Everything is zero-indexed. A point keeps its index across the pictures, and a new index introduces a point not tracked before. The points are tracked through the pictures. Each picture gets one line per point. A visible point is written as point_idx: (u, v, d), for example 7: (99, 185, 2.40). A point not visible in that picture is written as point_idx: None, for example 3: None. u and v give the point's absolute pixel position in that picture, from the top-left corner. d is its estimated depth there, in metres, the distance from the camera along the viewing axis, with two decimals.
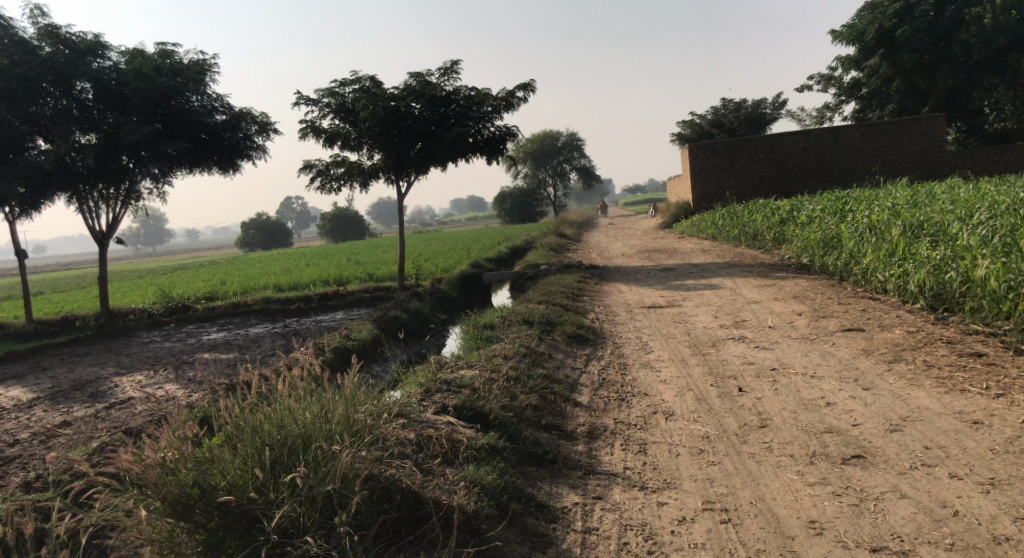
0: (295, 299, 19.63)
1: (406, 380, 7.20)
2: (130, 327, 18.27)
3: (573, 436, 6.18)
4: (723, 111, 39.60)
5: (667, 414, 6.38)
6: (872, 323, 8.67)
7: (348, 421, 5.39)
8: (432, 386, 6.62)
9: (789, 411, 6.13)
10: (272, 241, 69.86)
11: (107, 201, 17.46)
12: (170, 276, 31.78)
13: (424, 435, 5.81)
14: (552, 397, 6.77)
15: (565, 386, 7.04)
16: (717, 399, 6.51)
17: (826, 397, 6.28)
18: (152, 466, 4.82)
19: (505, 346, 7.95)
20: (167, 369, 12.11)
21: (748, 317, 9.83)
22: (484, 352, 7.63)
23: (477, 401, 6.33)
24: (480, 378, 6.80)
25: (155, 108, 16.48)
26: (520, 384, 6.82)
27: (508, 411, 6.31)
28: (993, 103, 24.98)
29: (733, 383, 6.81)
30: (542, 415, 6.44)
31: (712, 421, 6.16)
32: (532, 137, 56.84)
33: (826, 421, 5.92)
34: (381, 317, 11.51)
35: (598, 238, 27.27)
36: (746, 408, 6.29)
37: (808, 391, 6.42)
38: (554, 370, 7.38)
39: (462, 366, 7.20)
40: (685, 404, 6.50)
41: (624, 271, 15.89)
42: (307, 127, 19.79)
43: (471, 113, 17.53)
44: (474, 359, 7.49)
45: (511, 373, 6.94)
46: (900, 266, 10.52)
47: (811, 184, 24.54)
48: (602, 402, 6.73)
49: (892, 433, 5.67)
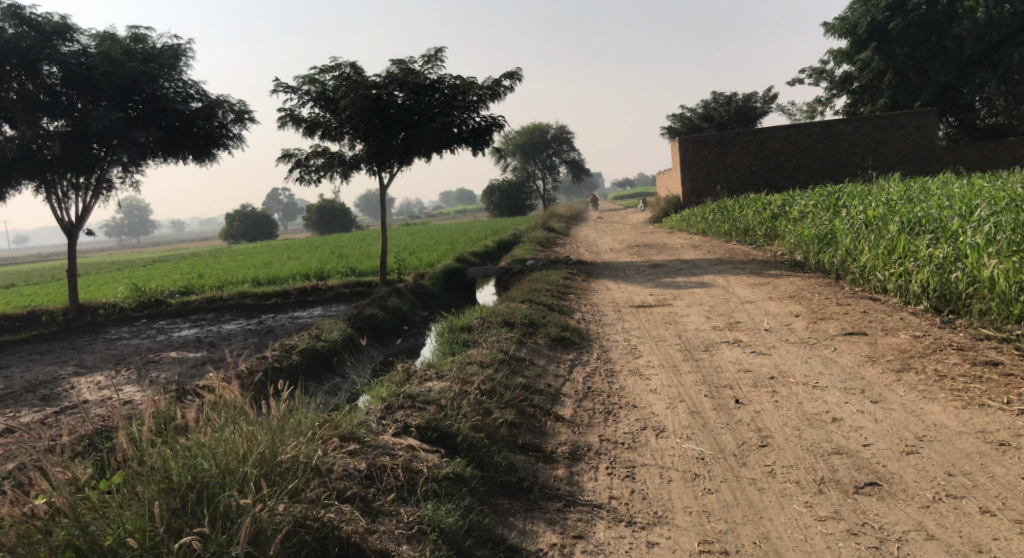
0: (272, 294, 18.96)
1: (371, 391, 6.63)
2: (100, 323, 17.61)
3: (553, 459, 5.62)
4: (713, 104, 39.08)
5: (658, 430, 5.83)
6: (874, 326, 8.15)
7: (267, 465, 4.81)
8: (394, 402, 6.02)
9: (792, 429, 5.59)
10: (258, 233, 68.93)
11: (77, 191, 16.76)
12: (146, 269, 30.96)
13: (377, 465, 5.20)
14: (529, 412, 6.20)
15: (546, 398, 6.48)
16: (712, 413, 5.96)
17: (833, 412, 5.75)
18: (16, 524, 4.33)
19: (482, 351, 7.39)
20: (130, 370, 11.48)
21: (742, 318, 9.29)
22: (459, 359, 7.05)
23: (440, 420, 5.74)
24: (449, 392, 6.19)
25: (126, 94, 15.78)
26: (491, 399, 6.24)
27: (477, 432, 5.74)
28: (984, 99, 24.56)
29: (729, 394, 6.26)
30: (518, 433, 5.89)
31: (708, 439, 5.61)
32: (521, 129, 56.18)
33: (836, 442, 5.39)
34: (354, 316, 10.90)
35: (587, 233, 26.74)
36: (743, 423, 5.75)
37: (811, 404, 5.90)
38: (535, 379, 6.82)
39: (432, 376, 6.63)
40: (677, 418, 5.96)
41: (612, 267, 15.33)
42: (286, 116, 19.16)
43: (455, 102, 16.91)
44: (447, 366, 6.92)
45: (484, 386, 6.35)
46: (901, 265, 10.02)
47: (802, 178, 24.06)
48: (584, 417, 6.16)
49: (909, 456, 5.15)
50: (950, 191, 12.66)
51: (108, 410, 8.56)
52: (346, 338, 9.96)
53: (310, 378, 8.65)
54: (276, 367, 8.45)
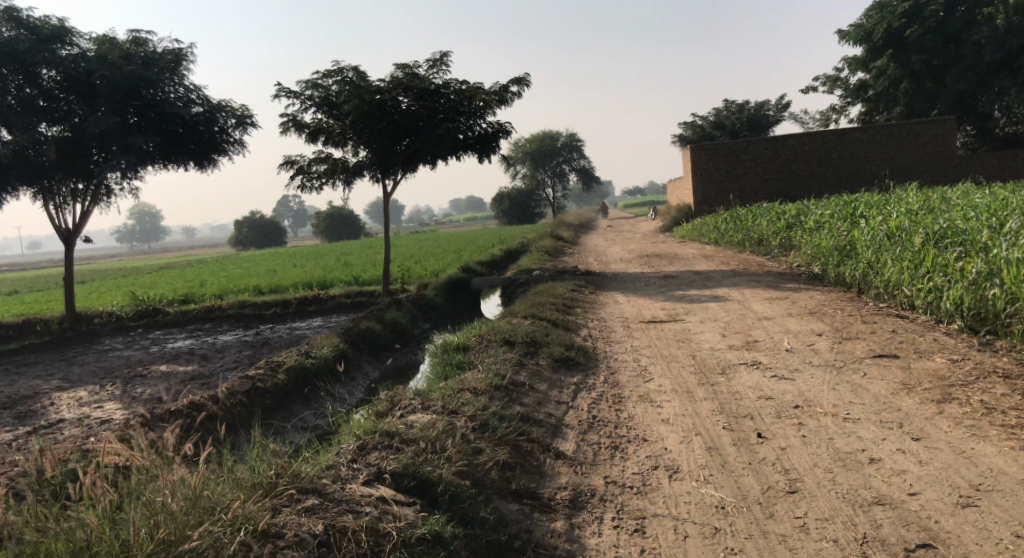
0: (273, 303, 18.43)
1: (352, 421, 6.02)
2: (95, 333, 17.12)
3: (549, 509, 5.01)
4: (725, 112, 38.42)
5: (671, 471, 5.21)
6: (906, 348, 7.50)
7: (171, 550, 4.25)
8: (370, 440, 5.37)
9: (824, 472, 4.98)
10: (267, 241, 68.56)
11: (76, 199, 16.27)
12: (148, 277, 30.43)
13: (339, 526, 4.54)
14: (523, 453, 5.55)
15: (546, 431, 5.87)
16: (732, 450, 5.34)
17: (871, 450, 5.13)
18: None
19: (478, 375, 6.79)
20: (116, 385, 10.92)
21: (760, 336, 8.66)
22: (452, 385, 6.46)
23: (418, 466, 5.07)
24: (435, 427, 5.56)
25: (125, 98, 15.23)
26: (483, 436, 5.58)
27: (462, 479, 5.09)
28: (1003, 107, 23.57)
29: (751, 426, 5.64)
30: (513, 476, 5.27)
31: (728, 484, 4.99)
32: (531, 137, 55.66)
33: (875, 488, 4.77)
34: (348, 332, 10.35)
35: (596, 242, 26.14)
36: (768, 463, 5.13)
37: (844, 441, 5.27)
38: (534, 408, 6.21)
39: (417, 406, 5.98)
40: (693, 456, 5.34)
41: (621, 279, 14.71)
42: (289, 121, 18.66)
43: (461, 108, 16.36)
44: (438, 393, 6.33)
45: (475, 420, 5.72)
46: (931, 281, 9.39)
47: (817, 188, 23.39)
48: (586, 455, 5.54)
49: (965, 510, 4.52)
50: (976, 201, 12.01)
51: (82, 430, 7.98)
52: (338, 355, 9.40)
53: (296, 403, 8.09)
54: (260, 387, 7.88)
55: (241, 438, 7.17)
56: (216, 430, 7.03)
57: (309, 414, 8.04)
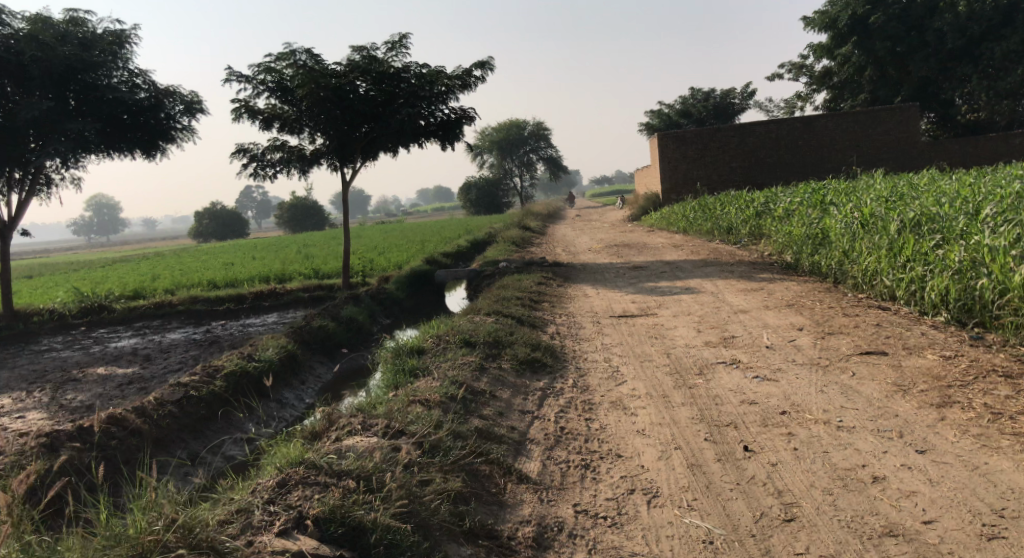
0: (226, 299, 17.57)
1: (282, 444, 5.32)
2: (35, 332, 16.14)
3: (509, 551, 4.39)
4: (691, 99, 38.05)
5: (650, 495, 4.63)
6: (894, 344, 7.01)
7: None
8: (296, 474, 4.62)
9: (823, 495, 4.45)
10: (228, 232, 66.92)
11: (13, 190, 15.17)
12: (98, 271, 29.11)
13: None
14: (481, 478, 4.94)
15: (508, 450, 5.25)
16: (716, 467, 4.78)
17: (872, 468, 4.62)
18: None
19: (432, 383, 6.15)
20: (45, 391, 10.06)
21: (737, 332, 8.11)
22: (401, 397, 5.77)
23: (349, 508, 4.36)
24: (378, 450, 4.88)
25: (61, 81, 14.18)
26: (432, 460, 4.94)
27: (405, 522, 4.40)
28: (964, 94, 23.53)
29: (735, 437, 5.09)
30: (471, 509, 4.65)
31: (715, 512, 4.43)
32: (498, 126, 54.73)
33: (883, 515, 4.27)
34: (298, 331, 9.65)
35: (563, 231, 25.57)
36: (759, 485, 4.58)
37: (840, 456, 4.75)
38: (494, 421, 5.59)
39: (356, 426, 5.23)
40: (675, 476, 4.77)
41: (590, 269, 14.15)
42: (241, 108, 17.76)
43: (422, 93, 15.62)
44: (384, 407, 5.64)
45: (423, 441, 5.06)
46: (911, 270, 8.94)
47: (784, 175, 23.04)
48: (552, 478, 4.93)
49: (992, 543, 4.04)
50: (948, 186, 11.65)
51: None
52: (286, 358, 8.73)
53: (234, 411, 7.44)
54: (194, 396, 7.17)
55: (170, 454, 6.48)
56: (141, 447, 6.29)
57: (251, 425, 7.39)
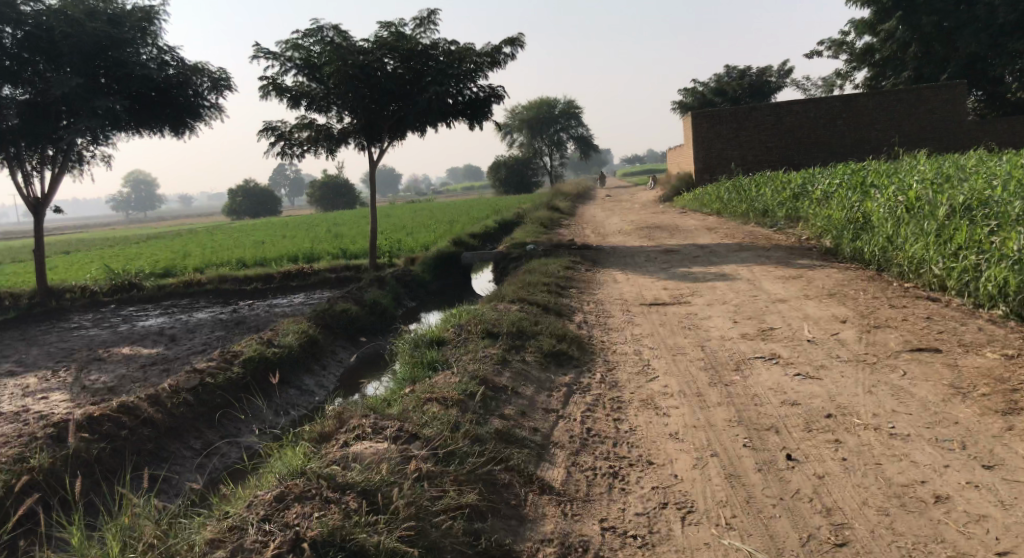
0: (254, 278, 17.43)
1: (289, 445, 5.03)
2: (65, 309, 16.15)
3: None
4: (726, 77, 37.16)
5: (684, 511, 4.30)
6: (947, 340, 6.55)
7: None
8: (302, 488, 4.31)
9: (880, 515, 4.11)
10: (260, 209, 67.21)
11: (44, 166, 15.13)
12: (131, 248, 29.22)
13: None
14: (499, 491, 4.60)
15: (530, 455, 4.95)
16: (757, 482, 4.44)
17: (932, 484, 4.26)
18: None
19: (450, 378, 5.84)
20: (69, 370, 9.91)
21: (776, 323, 7.69)
22: (417, 396, 5.45)
23: (350, 530, 4.04)
24: (390, 457, 4.58)
25: (91, 58, 13.98)
26: (445, 471, 4.59)
27: (410, 545, 4.06)
28: (1014, 71, 22.54)
29: (778, 445, 4.73)
30: (493, 524, 4.36)
31: (758, 535, 4.08)
32: (529, 104, 54.13)
33: (949, 543, 3.91)
34: (319, 314, 9.39)
35: (593, 212, 25.09)
36: (807, 504, 4.23)
37: (896, 472, 4.38)
38: (517, 423, 5.28)
39: (367, 429, 4.93)
40: (713, 490, 4.43)
41: (621, 253, 13.74)
42: (269, 85, 17.55)
43: (450, 70, 15.20)
44: (398, 406, 5.33)
45: (439, 448, 4.74)
46: (963, 259, 8.45)
47: (822, 156, 22.31)
48: (577, 488, 4.62)
49: None
50: (998, 168, 11.02)
51: (13, 429, 6.99)
52: (306, 343, 8.45)
53: (249, 399, 7.07)
54: (211, 383, 6.88)
55: (185, 444, 6.21)
56: (154, 438, 6.02)
57: (270, 414, 7.12)
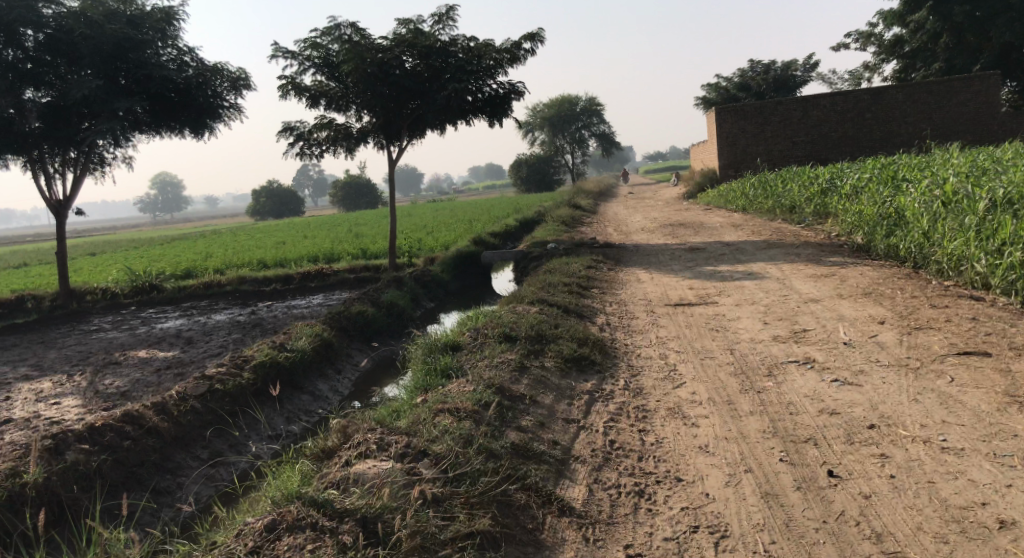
0: (273, 279, 17.25)
1: (295, 463, 4.80)
2: (85, 311, 16.05)
3: None
4: (750, 72, 36.55)
5: (718, 536, 4.02)
6: (995, 342, 6.14)
7: None
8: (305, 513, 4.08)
9: (937, 543, 3.83)
10: (283, 209, 67.38)
11: (66, 168, 14.95)
12: (153, 249, 29.21)
13: None
14: (516, 513, 4.33)
15: (548, 471, 4.67)
16: (796, 504, 4.14)
17: (993, 507, 3.97)
18: None
19: (464, 387, 5.57)
20: (84, 374, 9.71)
21: (810, 325, 7.30)
22: (428, 408, 5.20)
23: None
24: (397, 476, 4.31)
25: (110, 60, 13.72)
26: (456, 492, 4.33)
27: None
28: None
29: (818, 462, 4.43)
30: (509, 550, 4.08)
31: None
32: (550, 102, 53.67)
33: None
34: (334, 317, 9.13)
35: (616, 210, 24.70)
36: (855, 530, 3.97)
37: (954, 493, 4.10)
38: (535, 436, 5.01)
39: (372, 445, 4.68)
40: (749, 513, 4.15)
41: (645, 251, 13.38)
42: (288, 84, 17.38)
43: (469, 67, 14.90)
44: (410, 419, 5.07)
45: (450, 466, 4.47)
46: (1009, 256, 8.04)
47: (851, 150, 21.75)
48: (600, 508, 4.35)
49: None
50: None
51: (20, 437, 6.78)
52: (320, 347, 8.20)
53: (257, 407, 6.82)
54: (219, 390, 6.65)
55: (191, 454, 6.00)
56: (158, 448, 5.82)
57: (282, 422, 6.87)
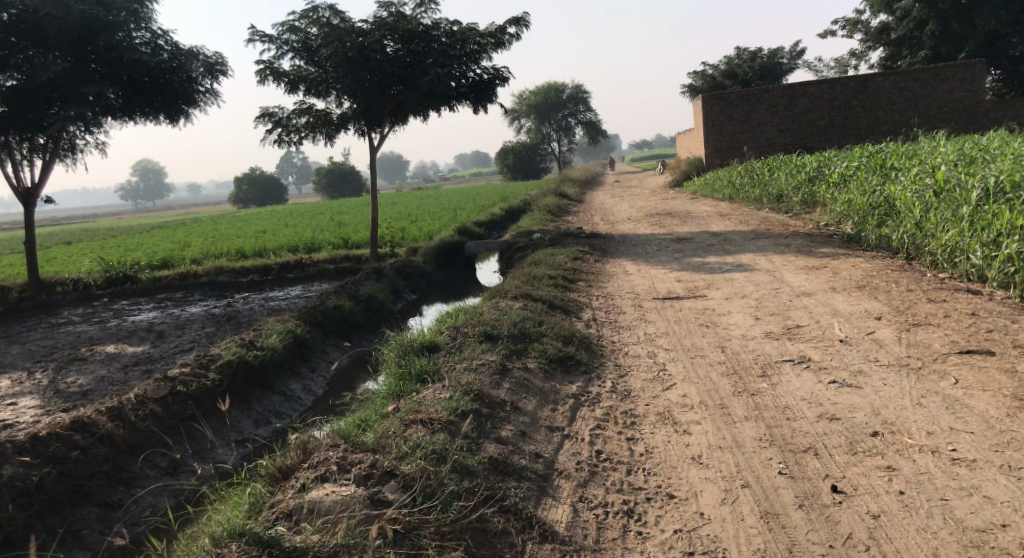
0: (251, 270, 16.77)
1: (256, 481, 4.55)
2: (55, 303, 15.52)
3: None
4: (736, 60, 36.23)
5: None
6: (999, 340, 5.84)
7: None
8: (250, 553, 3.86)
9: None
10: (267, 198, 66.63)
11: (34, 155, 14.35)
12: (130, 238, 28.54)
13: None
14: (492, 540, 4.11)
15: (530, 489, 4.48)
16: (801, 526, 4.01)
17: (1014, 529, 3.84)
18: None
19: (438, 394, 5.30)
20: (46, 372, 9.25)
21: (804, 320, 6.99)
22: (398, 419, 4.94)
23: None
24: (356, 504, 4.09)
25: (78, 42, 13.11)
26: (427, 519, 4.11)
27: None
28: None
29: (823, 478, 4.29)
30: None
31: None
32: (536, 89, 53.11)
33: None
34: (309, 312, 8.74)
35: (603, 199, 24.35)
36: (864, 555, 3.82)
37: (970, 514, 3.96)
38: (515, 449, 4.79)
39: (333, 462, 4.47)
40: (749, 537, 4.00)
41: (631, 241, 13.05)
42: (266, 69, 16.92)
43: (453, 52, 14.45)
44: (383, 430, 4.83)
45: (422, 489, 4.27)
46: (1006, 247, 7.77)
47: (837, 139, 21.50)
48: (586, 532, 4.17)
49: None
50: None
51: None
52: (293, 344, 7.82)
53: (218, 418, 6.46)
54: (182, 392, 6.32)
55: (146, 462, 5.73)
56: (110, 459, 5.55)
57: (249, 424, 6.62)
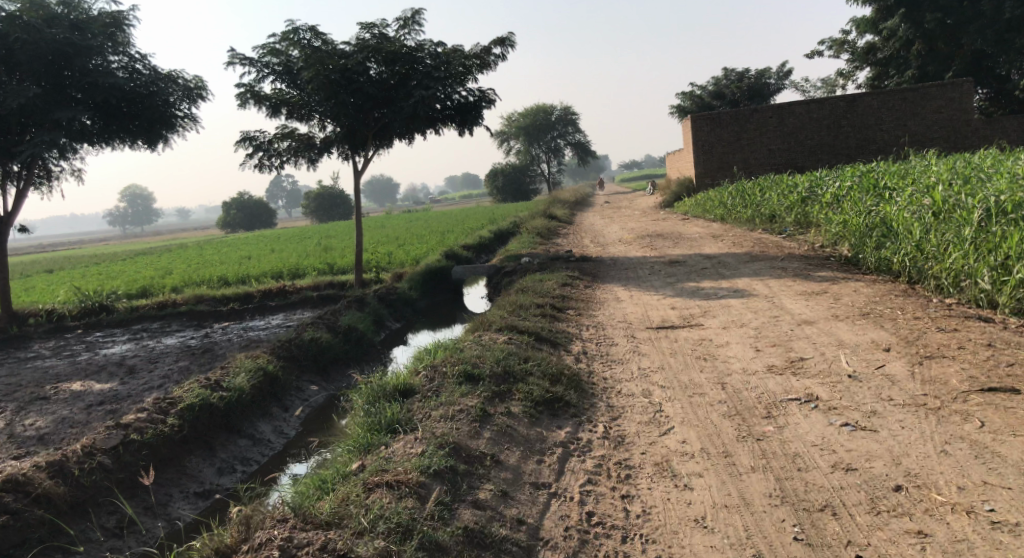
0: (231, 298, 16.23)
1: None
2: (27, 336, 14.92)
3: None
4: (723, 79, 36.05)
5: None
6: (1020, 375, 5.42)
7: None
8: None
9: None
10: (255, 222, 66.01)
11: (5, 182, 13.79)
12: (112, 265, 27.80)
13: None
14: None
15: None
16: None
17: None
18: None
19: (407, 450, 4.90)
20: (4, 414, 8.67)
21: (807, 352, 6.54)
22: (360, 484, 4.60)
23: None
24: None
25: (51, 66, 12.63)
26: None
27: None
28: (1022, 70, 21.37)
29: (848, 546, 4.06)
30: None
31: None
32: (524, 112, 52.78)
33: None
34: (284, 345, 8.24)
35: (593, 220, 23.95)
36: None
37: None
38: (494, 515, 4.45)
39: (281, 542, 4.20)
40: None
41: (622, 265, 12.61)
42: (247, 92, 16.46)
43: (437, 73, 14.06)
44: (351, 498, 4.50)
45: None
46: (1015, 272, 7.41)
47: (827, 158, 21.21)
48: None
49: None
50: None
51: None
52: (264, 382, 7.34)
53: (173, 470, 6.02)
54: (136, 441, 5.93)
55: (94, 524, 5.40)
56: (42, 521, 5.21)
57: (211, 474, 6.21)
